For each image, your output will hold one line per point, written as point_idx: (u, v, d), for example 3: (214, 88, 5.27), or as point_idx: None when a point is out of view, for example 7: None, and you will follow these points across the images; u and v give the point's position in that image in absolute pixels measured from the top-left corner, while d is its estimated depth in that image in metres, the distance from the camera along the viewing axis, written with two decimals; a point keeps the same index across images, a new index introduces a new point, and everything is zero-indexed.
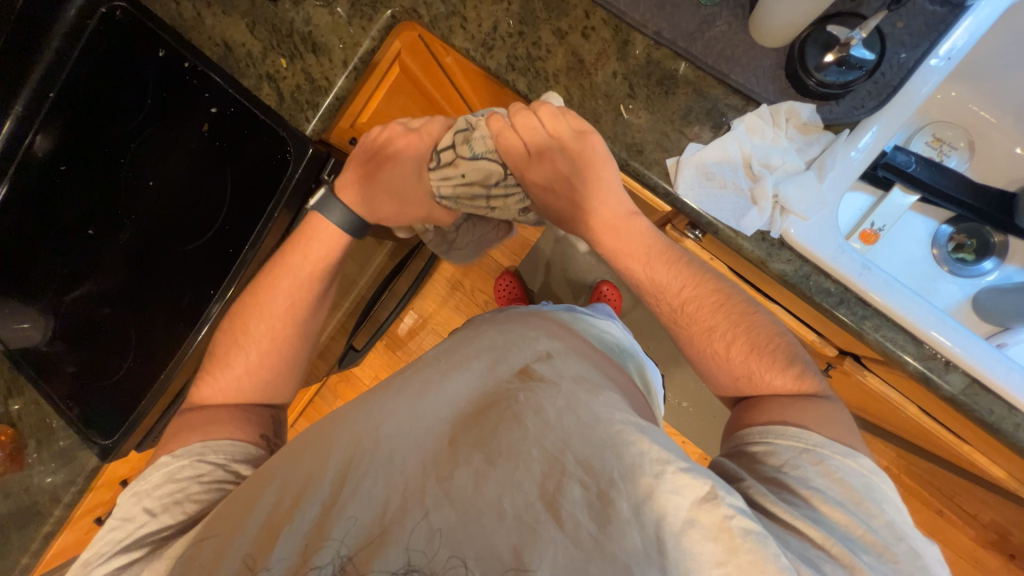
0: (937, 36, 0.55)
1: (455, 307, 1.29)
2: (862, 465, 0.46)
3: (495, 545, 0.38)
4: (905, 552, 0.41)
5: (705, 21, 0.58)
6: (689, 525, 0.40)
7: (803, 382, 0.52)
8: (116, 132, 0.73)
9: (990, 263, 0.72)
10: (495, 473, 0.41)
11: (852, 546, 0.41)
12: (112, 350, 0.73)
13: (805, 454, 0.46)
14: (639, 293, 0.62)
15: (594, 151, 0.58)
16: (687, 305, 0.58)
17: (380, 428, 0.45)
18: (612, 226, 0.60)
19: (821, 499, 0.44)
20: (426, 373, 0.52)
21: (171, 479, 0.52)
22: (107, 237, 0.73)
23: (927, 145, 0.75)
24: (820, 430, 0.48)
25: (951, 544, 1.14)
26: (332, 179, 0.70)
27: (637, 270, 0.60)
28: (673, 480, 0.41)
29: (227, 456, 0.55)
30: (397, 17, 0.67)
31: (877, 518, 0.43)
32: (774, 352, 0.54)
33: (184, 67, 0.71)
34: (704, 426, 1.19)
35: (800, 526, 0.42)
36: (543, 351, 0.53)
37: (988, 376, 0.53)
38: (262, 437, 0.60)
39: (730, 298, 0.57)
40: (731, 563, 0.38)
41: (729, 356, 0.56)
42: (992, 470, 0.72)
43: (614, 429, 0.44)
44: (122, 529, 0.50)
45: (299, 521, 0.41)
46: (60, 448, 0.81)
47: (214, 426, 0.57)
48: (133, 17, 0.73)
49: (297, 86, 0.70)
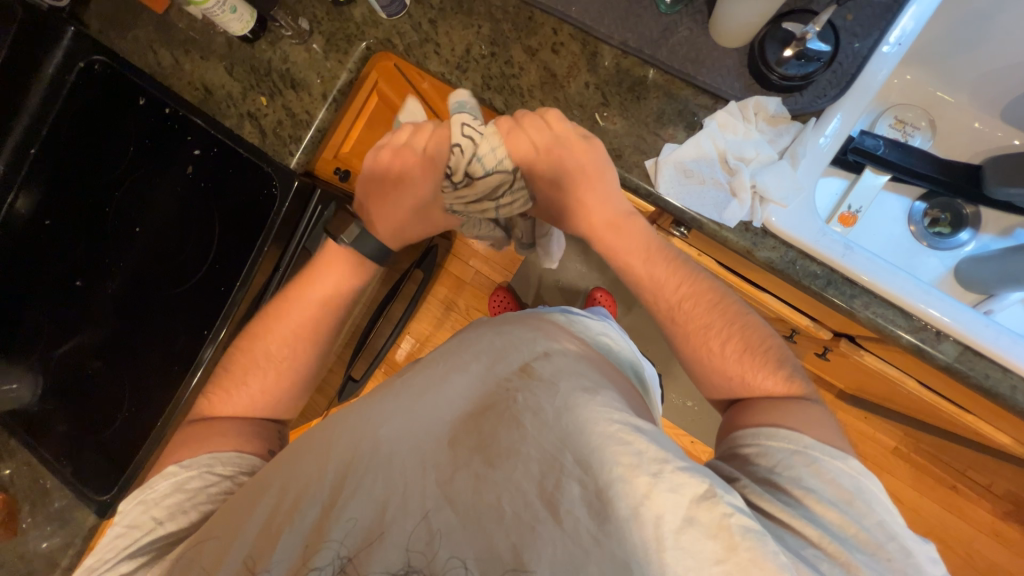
0: (886, 24, 0.58)
1: (452, 327, 1.29)
2: (852, 466, 0.45)
3: (495, 545, 0.39)
4: (898, 550, 0.41)
5: (667, 28, 0.61)
6: (688, 523, 0.39)
7: (792, 385, 0.53)
8: (100, 182, 0.74)
9: (966, 234, 0.74)
10: (495, 474, 0.41)
11: (846, 543, 0.41)
12: (105, 401, 0.71)
13: (798, 456, 0.46)
14: (636, 290, 0.62)
15: (599, 158, 0.59)
16: (683, 302, 0.58)
17: (379, 430, 0.45)
18: (612, 227, 0.61)
19: (814, 499, 0.44)
20: (425, 375, 0.51)
21: (180, 489, 0.51)
22: (96, 287, 0.73)
23: (891, 127, 0.78)
24: (808, 433, 0.48)
25: (969, 519, 1.13)
26: (321, 210, 0.72)
27: (636, 266, 0.60)
28: (671, 479, 0.41)
29: (235, 468, 0.54)
30: (371, 48, 0.69)
31: (868, 517, 0.43)
32: (766, 353, 0.55)
33: (166, 113, 0.72)
34: (712, 423, 1.19)
35: (796, 525, 0.42)
36: (541, 351, 0.52)
37: (979, 343, 0.54)
38: (269, 451, 0.59)
39: (725, 298, 0.58)
40: (731, 561, 0.38)
41: (725, 354, 0.56)
42: (997, 436, 0.73)
43: (610, 431, 0.43)
44: (129, 535, 0.49)
45: (299, 522, 0.42)
46: (56, 508, 0.78)
47: (224, 436, 0.57)
48: (114, 70, 0.74)
49: (278, 121, 0.71)
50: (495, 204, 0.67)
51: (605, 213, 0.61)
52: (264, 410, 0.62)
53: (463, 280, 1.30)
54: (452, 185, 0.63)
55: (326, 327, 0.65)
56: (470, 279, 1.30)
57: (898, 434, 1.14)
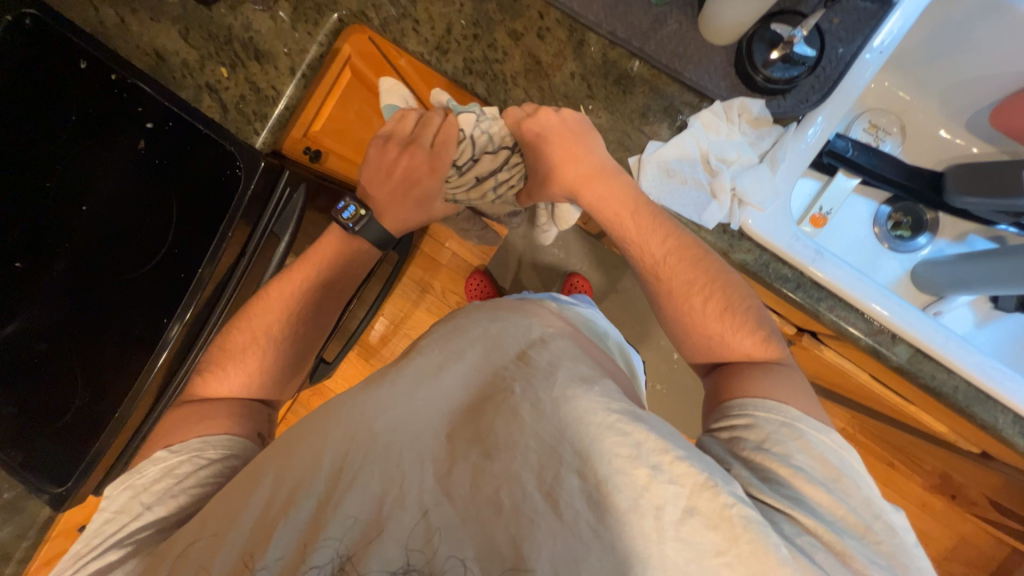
0: (870, 30, 0.58)
1: (428, 309, 1.28)
2: (833, 440, 0.47)
3: (495, 538, 0.39)
4: (884, 529, 0.43)
5: (657, 19, 0.59)
6: (689, 514, 0.40)
7: (769, 346, 0.54)
8: (37, 152, 0.66)
9: (924, 239, 0.79)
10: (493, 466, 0.42)
11: (837, 528, 0.42)
12: (57, 390, 0.67)
13: (785, 429, 0.47)
14: (620, 245, 0.62)
15: (580, 118, 0.59)
16: (666, 259, 0.57)
17: (376, 420, 0.45)
18: (591, 178, 0.59)
19: (802, 478, 0.44)
20: (418, 362, 0.49)
21: (169, 475, 0.50)
22: (38, 268, 0.67)
23: (865, 131, 0.80)
24: (794, 404, 0.49)
25: (901, 491, 1.25)
26: (291, 191, 0.68)
27: (622, 221, 0.59)
28: (670, 470, 0.41)
29: (226, 451, 0.53)
30: (344, 20, 0.64)
31: (853, 495, 0.44)
32: (746, 313, 0.55)
33: (112, 80, 0.66)
34: (679, 407, 1.24)
35: (791, 510, 0.43)
36: (537, 338, 0.51)
37: (930, 346, 0.58)
38: (256, 434, 0.58)
39: (709, 257, 0.57)
40: (731, 553, 0.39)
41: (705, 312, 0.56)
42: (935, 424, 0.79)
43: (608, 421, 0.43)
44: (117, 522, 0.48)
45: (295, 518, 0.41)
46: (4, 500, 0.74)
47: (210, 421, 0.55)
48: (48, 27, 0.66)
49: (241, 96, 0.66)
50: (492, 186, 0.69)
51: (583, 168, 0.59)
52: (254, 393, 0.61)
53: (440, 262, 1.28)
54: (457, 170, 0.65)
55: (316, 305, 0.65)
56: (447, 261, 1.28)
57: (847, 417, 1.22)
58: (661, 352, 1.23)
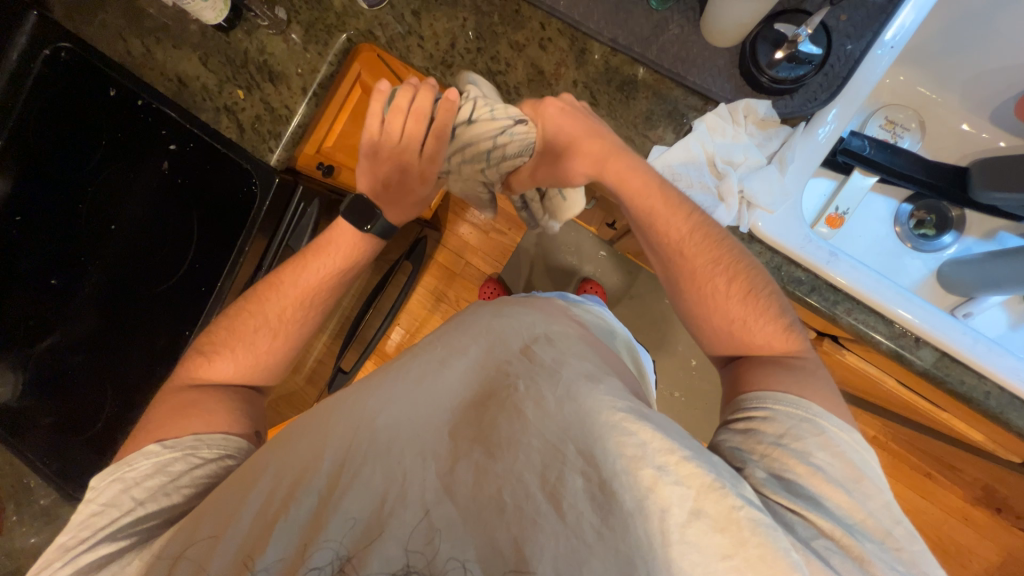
0: (880, 26, 0.57)
1: (443, 317, 1.28)
2: (856, 440, 0.45)
3: (496, 538, 0.39)
4: (903, 536, 0.41)
5: (659, 25, 0.59)
6: (695, 517, 0.39)
7: (790, 337, 0.52)
8: (77, 176, 0.71)
9: (950, 237, 0.76)
10: (495, 465, 0.41)
11: (854, 532, 0.41)
12: (90, 399, 0.70)
13: (806, 424, 0.45)
14: (637, 226, 0.58)
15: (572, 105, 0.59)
16: (690, 236, 0.55)
17: (378, 417, 0.45)
18: (619, 151, 0.57)
19: (820, 478, 0.42)
20: (421, 360, 0.50)
21: (162, 471, 0.49)
22: (75, 285, 0.71)
23: (880, 128, 0.77)
24: (816, 399, 0.46)
25: (940, 504, 1.18)
26: (304, 207, 0.70)
27: (650, 196, 0.56)
28: (676, 472, 0.40)
29: (220, 451, 0.52)
30: (353, 40, 0.66)
31: (874, 499, 0.42)
32: (769, 298, 0.53)
33: (138, 105, 0.70)
34: (699, 414, 1.21)
35: (808, 514, 0.41)
36: (540, 334, 0.51)
37: (958, 351, 0.55)
38: (252, 432, 0.56)
39: (727, 239, 0.55)
40: (739, 557, 0.38)
41: (729, 292, 0.53)
42: (970, 431, 0.75)
43: (613, 420, 0.43)
44: (107, 514, 0.47)
45: (296, 512, 0.41)
46: (42, 506, 0.77)
47: (203, 415, 0.54)
48: (80, 59, 0.69)
49: (256, 116, 0.67)
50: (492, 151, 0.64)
51: (594, 148, 0.58)
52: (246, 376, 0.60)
53: (454, 270, 1.28)
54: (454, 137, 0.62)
55: (322, 293, 0.63)
56: (461, 270, 1.28)
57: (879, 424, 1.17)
58: (677, 358, 1.21)
